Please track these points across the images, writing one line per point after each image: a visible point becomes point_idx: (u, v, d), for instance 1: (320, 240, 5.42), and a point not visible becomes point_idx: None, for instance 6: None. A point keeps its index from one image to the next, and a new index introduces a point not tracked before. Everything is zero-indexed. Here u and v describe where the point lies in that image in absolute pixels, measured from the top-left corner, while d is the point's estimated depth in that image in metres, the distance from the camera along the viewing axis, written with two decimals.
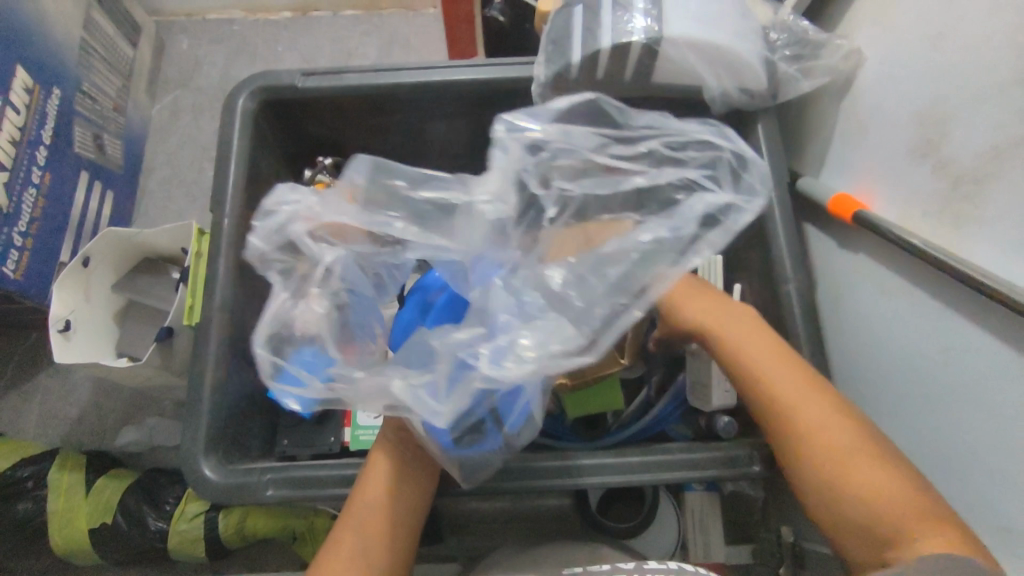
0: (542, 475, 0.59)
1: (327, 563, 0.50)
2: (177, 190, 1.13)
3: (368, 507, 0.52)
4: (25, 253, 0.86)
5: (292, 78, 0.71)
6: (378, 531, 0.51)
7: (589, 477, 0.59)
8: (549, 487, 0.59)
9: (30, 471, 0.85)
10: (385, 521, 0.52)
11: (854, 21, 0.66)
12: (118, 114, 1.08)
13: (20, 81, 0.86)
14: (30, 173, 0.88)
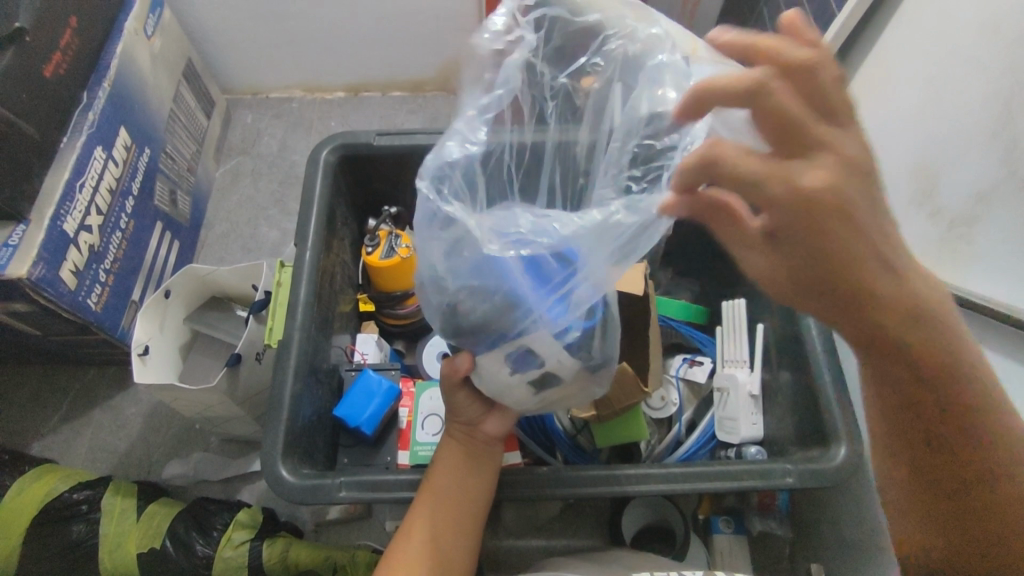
0: (592, 483, 0.66)
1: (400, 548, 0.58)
2: (233, 243, 1.24)
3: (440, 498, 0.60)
4: (105, 288, 0.95)
5: (369, 138, 0.82)
6: (450, 516, 0.60)
7: (632, 485, 0.66)
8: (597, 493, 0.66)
9: (86, 495, 0.89)
10: (445, 511, 0.59)
11: (850, 100, 0.78)
12: (190, 174, 1.21)
13: (121, 140, 0.98)
14: (118, 218, 0.98)
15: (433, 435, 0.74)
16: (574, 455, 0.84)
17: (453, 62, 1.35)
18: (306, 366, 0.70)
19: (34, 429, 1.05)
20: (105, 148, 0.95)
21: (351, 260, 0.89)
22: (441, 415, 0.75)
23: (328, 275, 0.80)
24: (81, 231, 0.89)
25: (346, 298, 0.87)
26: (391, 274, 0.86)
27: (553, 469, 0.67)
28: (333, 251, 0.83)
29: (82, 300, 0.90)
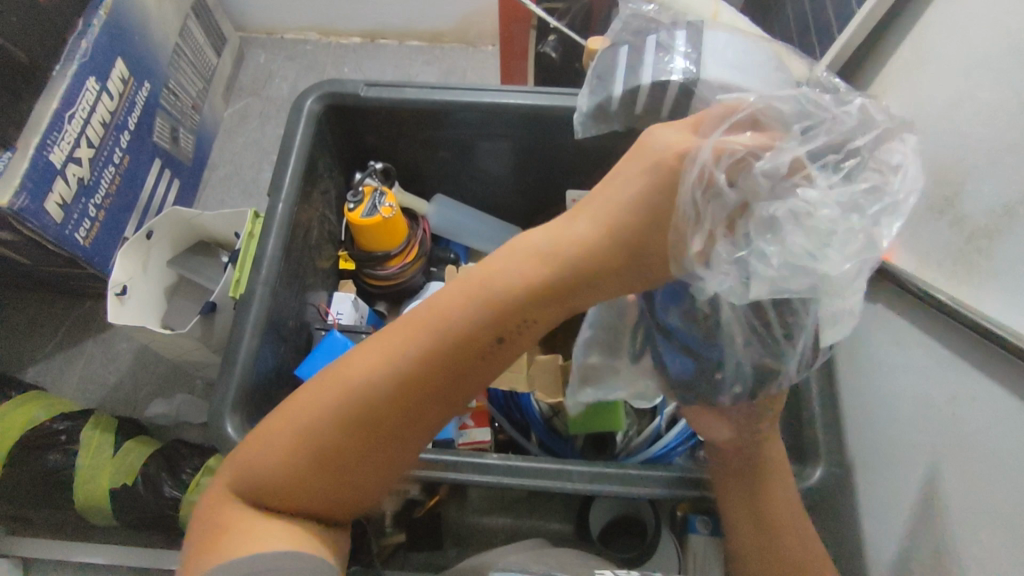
0: (530, 476, 0.62)
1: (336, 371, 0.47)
2: (236, 187, 1.22)
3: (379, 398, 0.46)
4: (95, 223, 0.95)
5: (356, 88, 0.78)
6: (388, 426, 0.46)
7: (572, 482, 0.62)
8: (536, 488, 0.62)
9: (66, 425, 0.90)
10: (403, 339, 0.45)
11: (885, 83, 0.69)
12: (195, 112, 1.18)
13: (117, 72, 0.96)
14: (112, 153, 0.97)
15: None
16: (547, 439, 0.83)
17: (474, 12, 1.28)
18: (267, 323, 0.68)
19: (29, 355, 1.07)
20: (99, 79, 0.93)
21: (333, 216, 0.86)
22: None
23: (303, 230, 0.77)
24: (69, 163, 0.88)
25: (324, 255, 0.84)
26: (372, 234, 0.83)
27: (503, 457, 0.63)
28: (312, 205, 0.79)
29: (69, 234, 0.90)
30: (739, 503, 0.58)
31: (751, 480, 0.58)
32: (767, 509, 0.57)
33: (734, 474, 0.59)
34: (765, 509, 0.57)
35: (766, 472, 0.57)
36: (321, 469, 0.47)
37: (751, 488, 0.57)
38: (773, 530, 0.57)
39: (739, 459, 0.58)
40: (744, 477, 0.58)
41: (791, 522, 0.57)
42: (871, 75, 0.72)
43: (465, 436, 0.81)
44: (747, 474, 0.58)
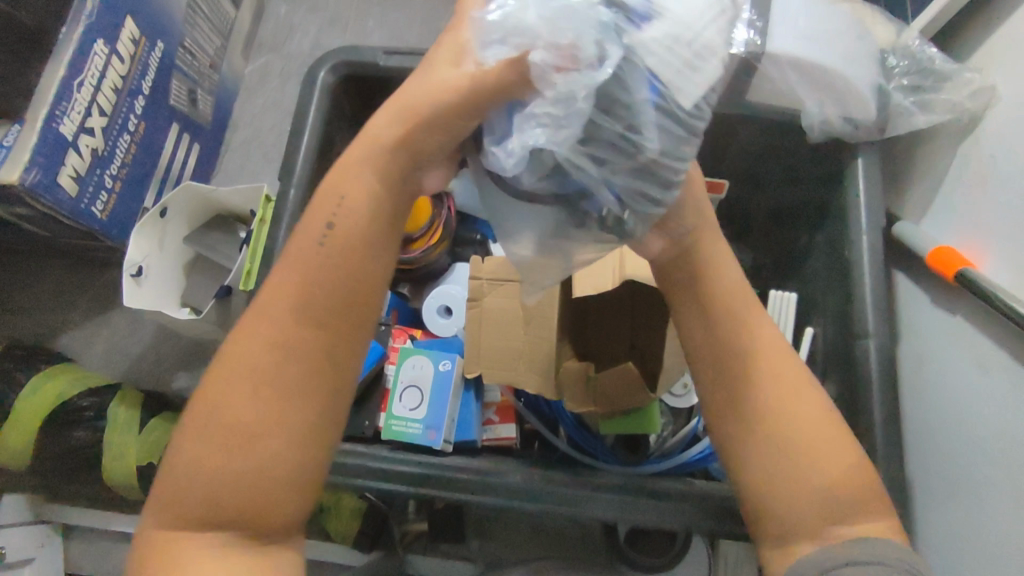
0: (555, 500, 0.61)
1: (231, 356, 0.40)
2: (257, 151, 1.17)
3: (271, 369, 0.39)
4: (112, 195, 0.92)
5: (374, 56, 0.70)
6: (285, 379, 0.40)
7: (598, 510, 0.60)
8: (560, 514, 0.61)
9: (92, 401, 0.91)
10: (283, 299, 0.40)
11: (992, 55, 0.58)
12: (214, 71, 1.12)
13: (128, 32, 0.90)
14: (126, 120, 0.93)
15: (410, 410, 0.66)
16: (576, 434, 0.78)
17: None
18: None
19: (58, 323, 1.07)
20: (108, 42, 0.87)
21: None
22: (421, 387, 0.67)
23: None
24: (81, 134, 0.84)
25: None
26: None
27: (527, 479, 0.61)
28: None
29: (85, 208, 0.87)
30: (722, 387, 0.45)
31: (719, 355, 0.46)
32: (752, 390, 0.45)
33: (704, 351, 0.46)
34: (756, 392, 0.44)
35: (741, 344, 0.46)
36: (235, 445, 0.39)
37: (725, 369, 0.45)
38: (768, 426, 0.44)
39: (707, 325, 0.46)
40: (718, 354, 0.46)
41: (792, 408, 0.44)
42: (973, 44, 0.61)
43: (489, 432, 0.78)
44: (722, 346, 0.46)
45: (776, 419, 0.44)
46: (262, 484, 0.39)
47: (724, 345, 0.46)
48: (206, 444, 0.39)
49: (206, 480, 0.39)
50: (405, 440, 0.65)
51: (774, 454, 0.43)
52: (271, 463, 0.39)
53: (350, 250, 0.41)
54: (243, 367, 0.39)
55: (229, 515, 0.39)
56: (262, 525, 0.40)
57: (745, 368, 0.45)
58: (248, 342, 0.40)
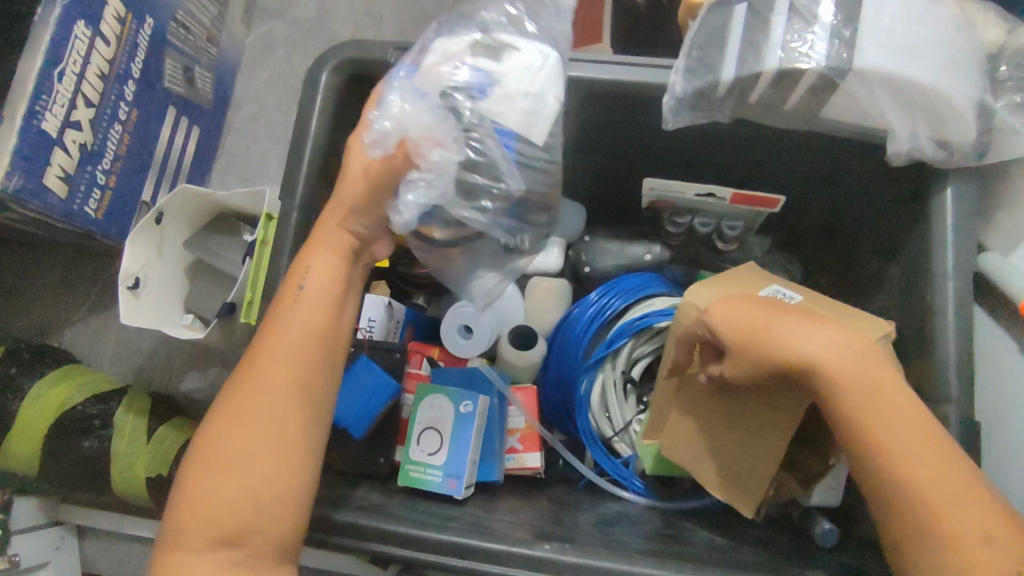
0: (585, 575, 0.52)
1: (229, 406, 0.49)
2: (262, 131, 1.08)
3: (262, 405, 0.48)
4: (107, 192, 0.85)
5: (384, 53, 0.61)
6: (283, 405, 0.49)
7: None
8: None
9: (99, 410, 0.87)
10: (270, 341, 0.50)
11: None
12: (212, 44, 1.02)
13: (112, 10, 0.81)
14: (116, 108, 0.85)
15: (429, 455, 0.61)
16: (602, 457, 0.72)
17: None
18: None
19: (63, 317, 1.03)
20: (90, 23, 0.78)
21: None
22: (440, 430, 0.61)
23: None
24: (67, 129, 0.77)
25: None
26: None
27: (552, 547, 0.53)
28: None
29: (78, 209, 0.81)
30: (850, 413, 0.43)
31: (862, 364, 0.44)
32: (881, 415, 0.42)
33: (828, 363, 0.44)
34: (887, 415, 0.42)
35: (882, 369, 0.44)
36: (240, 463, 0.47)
37: (865, 386, 0.43)
38: (937, 456, 0.41)
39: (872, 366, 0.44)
40: (865, 381, 0.43)
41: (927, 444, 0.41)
42: None
43: (513, 461, 0.70)
44: (869, 379, 0.43)
45: (936, 458, 0.41)
46: (251, 502, 0.46)
47: (873, 378, 0.43)
48: (215, 462, 0.47)
49: (205, 498, 0.46)
50: (425, 487, 0.61)
51: (922, 489, 0.40)
52: (262, 486, 0.47)
53: (324, 317, 0.51)
54: (240, 400, 0.49)
55: (223, 531, 0.46)
56: (244, 539, 0.46)
57: (871, 392, 0.43)
58: (244, 380, 0.49)
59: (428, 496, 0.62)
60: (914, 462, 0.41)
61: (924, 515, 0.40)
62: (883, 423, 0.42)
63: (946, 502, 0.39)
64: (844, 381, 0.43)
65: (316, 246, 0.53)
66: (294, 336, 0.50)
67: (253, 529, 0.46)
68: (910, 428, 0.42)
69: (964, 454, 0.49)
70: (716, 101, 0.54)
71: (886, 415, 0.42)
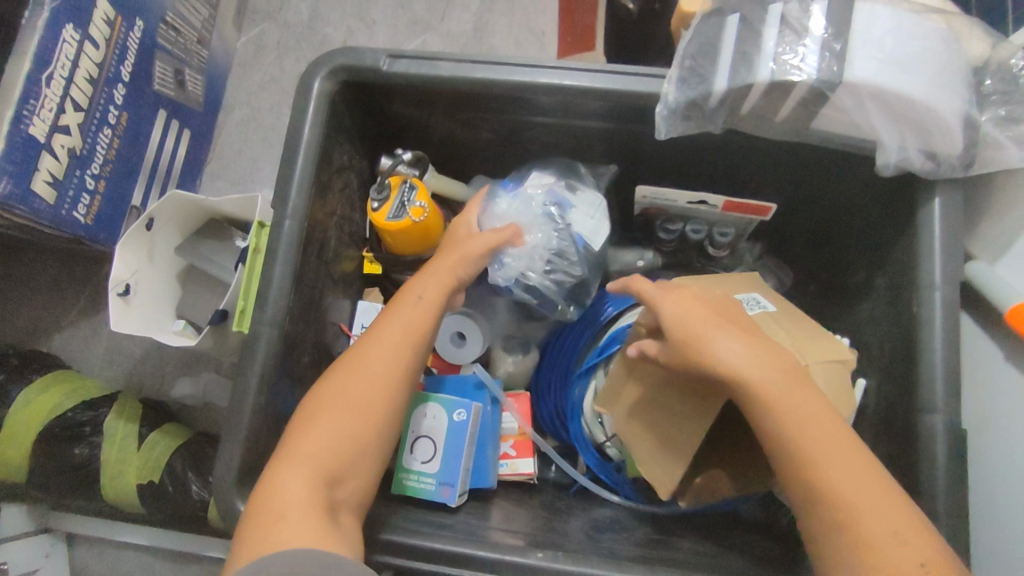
0: None
1: (330, 389, 0.52)
2: (254, 134, 1.07)
3: (371, 375, 0.52)
4: (96, 197, 0.85)
5: (377, 60, 0.61)
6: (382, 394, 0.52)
7: None
8: None
9: (89, 416, 0.87)
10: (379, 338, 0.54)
11: None
12: (202, 47, 1.02)
13: (100, 13, 0.80)
14: (105, 112, 0.84)
15: (423, 463, 0.61)
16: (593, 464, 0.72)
17: None
18: (277, 370, 0.58)
19: (52, 322, 1.02)
20: (79, 26, 0.77)
21: (355, 211, 0.73)
22: (434, 438, 0.61)
23: (319, 242, 0.64)
24: (55, 134, 0.76)
25: (347, 258, 0.72)
26: (400, 236, 0.70)
27: (544, 556, 0.53)
28: (328, 207, 0.66)
29: (67, 214, 0.80)
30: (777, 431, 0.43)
31: (774, 368, 0.45)
32: (805, 420, 0.44)
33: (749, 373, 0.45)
34: (813, 420, 0.44)
35: (794, 371, 0.45)
36: (337, 440, 0.49)
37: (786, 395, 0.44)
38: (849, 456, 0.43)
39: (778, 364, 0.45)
40: (773, 382, 0.44)
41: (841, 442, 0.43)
42: None
43: (506, 467, 0.70)
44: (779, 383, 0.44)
45: (853, 459, 0.43)
46: (354, 451, 0.49)
47: (786, 378, 0.45)
48: (315, 417, 0.50)
49: (310, 441, 0.49)
50: (419, 496, 0.61)
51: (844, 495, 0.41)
52: (361, 445, 0.50)
53: (427, 317, 0.56)
54: (351, 367, 0.52)
55: (321, 472, 0.47)
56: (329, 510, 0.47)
57: (788, 400, 0.44)
58: (346, 368, 0.53)
59: (421, 505, 0.62)
60: (831, 464, 0.42)
61: (838, 516, 0.41)
62: (808, 428, 0.43)
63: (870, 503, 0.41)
64: (767, 389, 0.44)
65: (426, 271, 0.59)
66: (407, 334, 0.55)
67: (349, 478, 0.49)
68: (825, 430, 0.43)
69: (951, 461, 0.49)
70: (708, 112, 0.55)
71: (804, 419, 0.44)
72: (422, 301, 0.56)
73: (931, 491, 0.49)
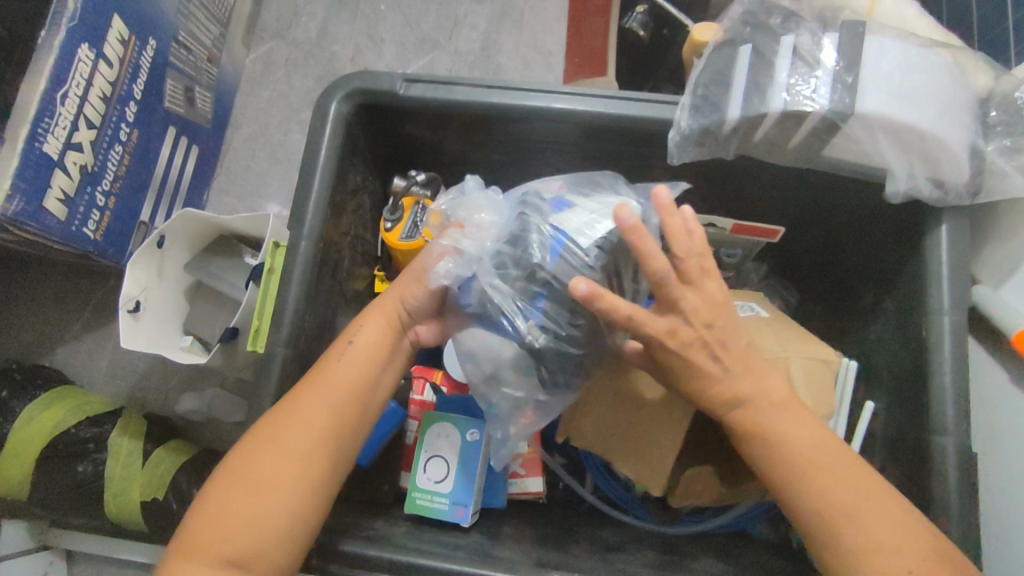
0: None
1: (250, 451, 0.50)
2: (261, 151, 1.08)
3: (284, 445, 0.49)
4: (106, 213, 0.85)
5: (393, 84, 0.62)
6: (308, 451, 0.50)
7: None
8: None
9: (93, 433, 0.86)
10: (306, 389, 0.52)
11: None
12: (212, 64, 1.03)
13: (115, 32, 0.81)
14: (117, 129, 0.85)
15: (436, 482, 0.61)
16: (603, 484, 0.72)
17: None
18: (292, 390, 0.58)
19: (56, 337, 1.01)
20: (94, 46, 0.78)
21: (367, 230, 0.73)
22: (447, 458, 0.61)
23: (333, 262, 0.65)
24: (68, 151, 0.77)
25: (358, 277, 0.72)
26: (415, 256, 0.71)
27: None
28: (343, 227, 0.67)
29: (76, 230, 0.80)
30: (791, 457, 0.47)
31: (763, 388, 0.49)
32: (799, 445, 0.47)
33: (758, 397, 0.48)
34: (805, 442, 0.48)
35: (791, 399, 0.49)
36: (254, 504, 0.48)
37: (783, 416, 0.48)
38: (850, 472, 0.47)
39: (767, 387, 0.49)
40: (764, 401, 0.49)
41: (840, 466, 0.47)
42: None
43: (515, 486, 0.70)
44: (777, 408, 0.48)
45: (848, 477, 0.46)
46: (274, 522, 0.47)
47: (781, 402, 0.49)
48: (241, 477, 0.48)
49: (210, 528, 0.47)
50: (431, 516, 0.61)
51: (843, 514, 0.45)
52: (283, 508, 0.48)
53: (359, 375, 0.53)
54: (264, 434, 0.50)
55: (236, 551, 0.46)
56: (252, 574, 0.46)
57: (782, 425, 0.48)
58: (273, 424, 0.50)
59: (433, 525, 0.62)
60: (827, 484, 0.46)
61: (824, 533, 0.46)
62: (806, 456, 0.47)
63: (870, 518, 0.45)
64: (767, 409, 0.48)
65: (369, 317, 0.56)
66: (337, 384, 0.52)
67: (265, 555, 0.47)
68: (829, 453, 0.47)
69: (962, 485, 0.50)
70: (721, 139, 0.56)
71: (804, 448, 0.47)
72: (353, 353, 0.54)
73: (943, 515, 0.50)
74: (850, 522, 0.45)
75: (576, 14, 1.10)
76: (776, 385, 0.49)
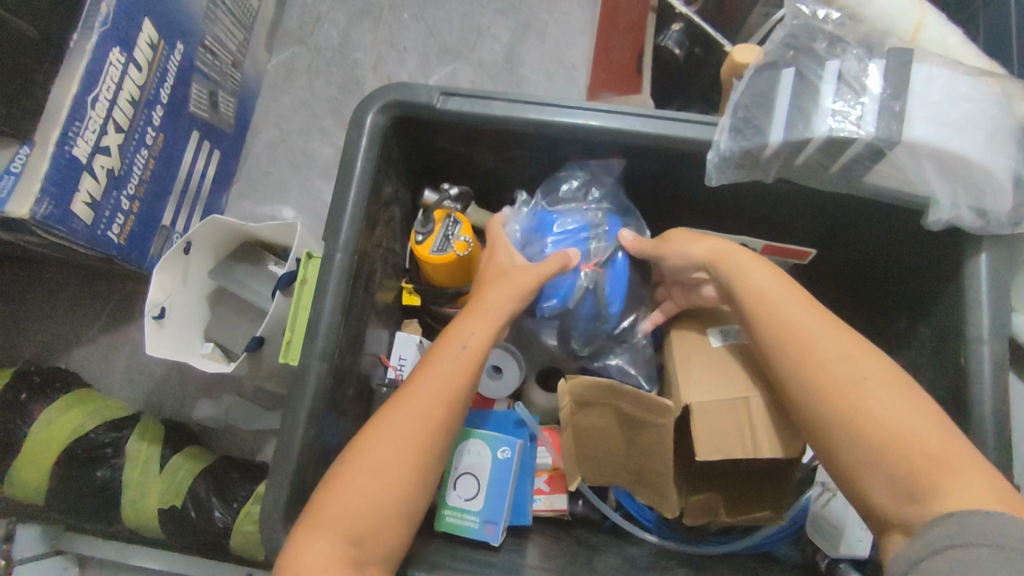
0: None
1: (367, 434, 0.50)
2: (282, 156, 1.08)
3: (401, 435, 0.49)
4: (130, 217, 0.85)
5: (430, 97, 0.62)
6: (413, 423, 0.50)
7: None
8: None
9: (111, 438, 0.86)
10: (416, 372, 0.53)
11: None
12: (236, 69, 1.03)
13: (145, 36, 0.81)
14: (143, 133, 0.84)
15: (466, 500, 0.61)
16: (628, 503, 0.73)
17: None
18: (326, 404, 0.58)
19: (72, 339, 1.01)
20: (125, 49, 0.78)
21: (396, 242, 0.73)
22: (477, 475, 0.61)
23: (366, 275, 0.65)
24: (96, 155, 0.76)
25: (387, 289, 0.72)
26: (443, 269, 0.71)
27: None
28: (375, 240, 0.67)
29: (102, 234, 0.80)
30: (819, 388, 0.45)
31: (787, 318, 0.48)
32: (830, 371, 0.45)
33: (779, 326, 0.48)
34: (843, 373, 0.45)
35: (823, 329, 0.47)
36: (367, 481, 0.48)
37: (815, 342, 0.47)
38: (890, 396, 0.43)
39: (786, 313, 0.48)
40: (790, 328, 0.48)
41: (876, 394, 0.43)
42: None
43: (539, 502, 0.69)
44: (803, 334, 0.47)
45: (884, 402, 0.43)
46: (383, 502, 0.48)
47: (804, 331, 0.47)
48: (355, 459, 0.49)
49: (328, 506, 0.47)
50: (460, 533, 0.60)
51: (890, 445, 0.42)
52: (392, 485, 0.48)
53: (470, 372, 0.53)
54: (380, 425, 0.50)
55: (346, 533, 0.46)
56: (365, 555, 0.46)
57: (803, 355, 0.46)
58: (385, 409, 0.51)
59: (462, 542, 0.62)
60: (861, 415, 0.43)
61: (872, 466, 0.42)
62: (844, 387, 0.44)
63: (914, 437, 0.41)
64: (787, 333, 0.48)
65: (474, 317, 0.56)
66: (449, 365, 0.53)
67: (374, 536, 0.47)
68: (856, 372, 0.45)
69: None
70: (761, 161, 0.56)
71: (837, 376, 0.45)
72: (472, 356, 0.54)
73: None
74: (897, 453, 0.41)
75: (599, 28, 1.10)
76: (795, 313, 0.48)
